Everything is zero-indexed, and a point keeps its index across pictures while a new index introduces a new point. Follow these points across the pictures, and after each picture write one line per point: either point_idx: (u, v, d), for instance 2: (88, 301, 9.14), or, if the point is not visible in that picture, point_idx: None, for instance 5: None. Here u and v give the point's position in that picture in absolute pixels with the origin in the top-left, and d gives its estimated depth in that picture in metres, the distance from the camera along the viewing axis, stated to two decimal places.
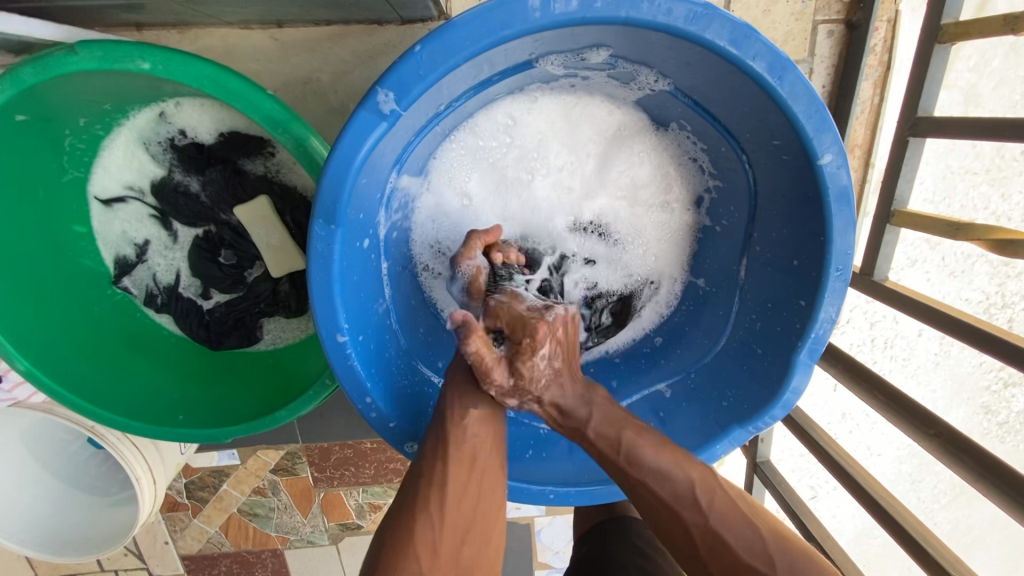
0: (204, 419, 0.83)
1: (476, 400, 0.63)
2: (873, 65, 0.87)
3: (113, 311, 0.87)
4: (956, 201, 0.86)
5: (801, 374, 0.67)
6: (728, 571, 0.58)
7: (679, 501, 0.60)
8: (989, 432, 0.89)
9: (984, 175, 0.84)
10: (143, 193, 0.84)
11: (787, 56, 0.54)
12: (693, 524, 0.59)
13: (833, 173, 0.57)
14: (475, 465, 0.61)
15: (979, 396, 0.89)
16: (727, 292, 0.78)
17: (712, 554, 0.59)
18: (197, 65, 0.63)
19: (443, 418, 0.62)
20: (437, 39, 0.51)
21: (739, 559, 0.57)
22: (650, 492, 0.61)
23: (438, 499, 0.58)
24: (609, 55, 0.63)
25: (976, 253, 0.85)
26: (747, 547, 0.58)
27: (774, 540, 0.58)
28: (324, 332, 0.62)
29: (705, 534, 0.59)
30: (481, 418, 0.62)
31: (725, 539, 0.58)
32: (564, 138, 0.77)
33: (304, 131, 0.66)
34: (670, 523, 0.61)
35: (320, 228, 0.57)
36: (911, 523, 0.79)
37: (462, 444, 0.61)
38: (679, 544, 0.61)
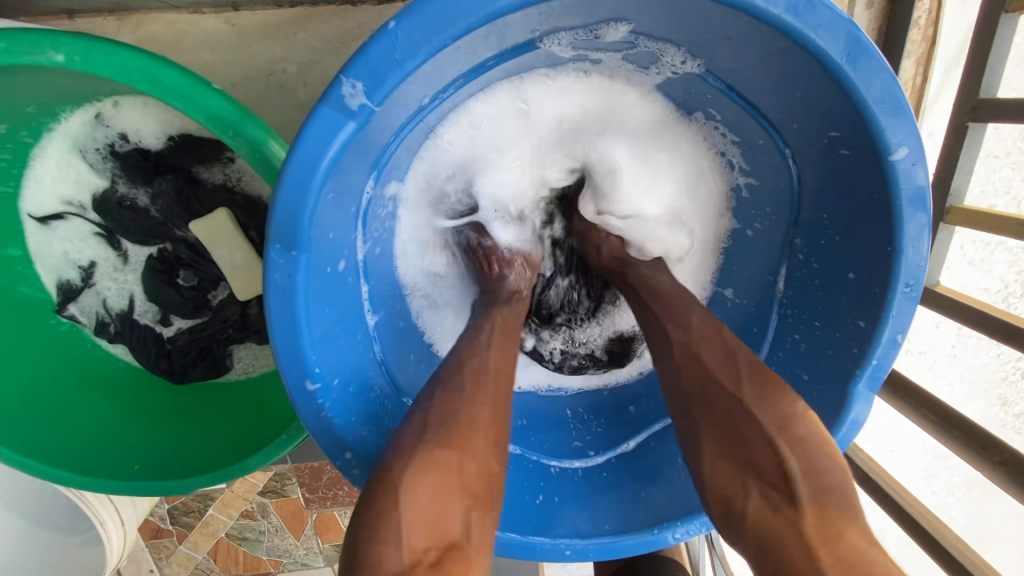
0: (164, 468, 0.72)
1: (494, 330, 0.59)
2: (916, 41, 0.76)
3: (57, 345, 0.76)
4: (974, 185, 0.72)
5: (862, 404, 0.56)
6: (697, 380, 0.52)
7: (666, 334, 0.57)
8: (1007, 424, 0.70)
9: (1005, 158, 0.70)
10: (84, 208, 0.73)
11: (855, 23, 0.43)
12: (678, 340, 0.56)
13: (907, 170, 0.47)
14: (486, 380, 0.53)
15: (996, 386, 0.71)
16: (762, 306, 0.68)
17: (697, 389, 0.52)
18: (122, 55, 0.51)
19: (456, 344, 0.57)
20: (414, 12, 0.40)
21: (710, 370, 0.52)
22: (648, 301, 0.61)
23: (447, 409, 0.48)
24: (628, 31, 0.52)
25: (995, 239, 0.71)
26: (718, 361, 0.52)
27: (748, 364, 0.51)
28: (291, 378, 0.51)
29: (685, 354, 0.54)
30: (500, 349, 0.56)
31: (705, 361, 0.53)
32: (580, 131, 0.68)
33: (261, 133, 0.54)
34: (661, 340, 0.58)
35: (278, 255, 0.46)
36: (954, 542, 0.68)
37: (470, 370, 0.53)
38: (664, 356, 0.57)
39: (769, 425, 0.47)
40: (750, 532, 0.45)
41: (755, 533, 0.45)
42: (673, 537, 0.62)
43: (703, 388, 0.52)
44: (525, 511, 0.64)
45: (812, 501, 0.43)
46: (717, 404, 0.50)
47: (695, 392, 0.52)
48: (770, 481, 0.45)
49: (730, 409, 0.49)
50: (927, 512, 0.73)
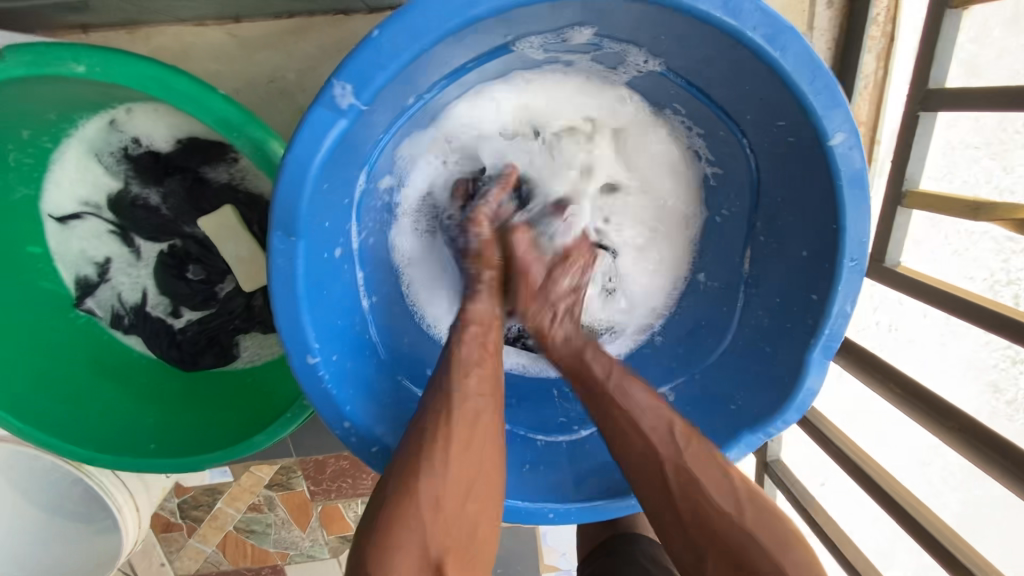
0: (179, 448, 0.77)
1: (478, 363, 0.59)
2: (876, 37, 0.81)
3: (76, 335, 0.82)
4: (958, 177, 0.74)
5: (815, 372, 0.61)
6: (696, 510, 0.54)
7: (645, 456, 0.57)
8: (997, 411, 0.72)
9: (985, 149, 0.72)
10: (100, 208, 0.78)
11: (791, 26, 0.48)
12: (666, 458, 0.56)
13: (845, 154, 0.52)
14: (478, 422, 0.55)
15: (987, 372, 0.73)
16: (730, 286, 0.73)
17: (697, 519, 0.53)
18: (137, 65, 0.57)
19: (446, 372, 0.58)
20: (396, 22, 0.46)
21: (712, 501, 0.54)
22: (630, 422, 0.59)
23: (442, 455, 0.52)
24: (592, 35, 0.57)
25: (978, 229, 0.72)
26: (719, 492, 0.54)
27: (743, 488, 0.54)
28: (293, 353, 0.56)
29: (679, 469, 0.56)
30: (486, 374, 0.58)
31: (697, 477, 0.55)
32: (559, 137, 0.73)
33: (263, 134, 0.60)
34: (644, 459, 0.57)
35: (280, 241, 0.52)
36: (931, 520, 0.76)
37: (443, 438, 0.53)
38: (649, 481, 0.57)
39: (765, 539, 0.51)
40: None
41: None
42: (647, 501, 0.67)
43: (702, 518, 0.53)
44: (512, 479, 0.70)
45: None
46: (725, 536, 0.52)
47: (694, 520, 0.54)
48: None
49: (732, 533, 0.52)
50: (919, 505, 0.78)
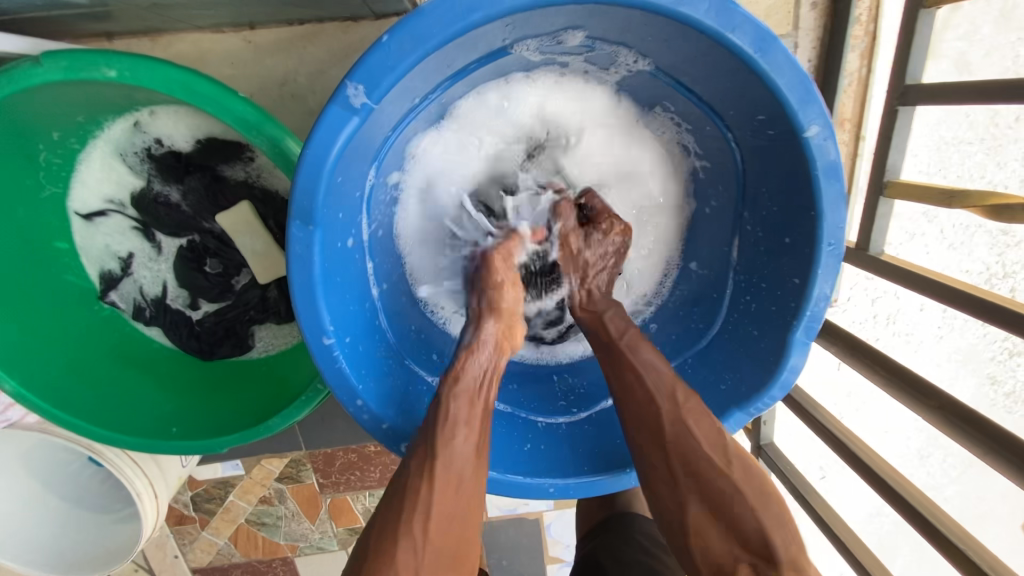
0: (200, 431, 0.81)
1: (466, 422, 0.61)
2: (859, 36, 0.85)
3: (100, 326, 0.86)
4: (952, 171, 0.82)
5: (799, 353, 0.65)
6: (685, 456, 0.59)
7: (646, 399, 0.63)
8: (996, 403, 0.81)
9: (978, 145, 0.80)
10: (124, 205, 0.83)
11: (768, 28, 0.53)
12: (665, 412, 0.61)
13: (819, 145, 0.56)
14: (459, 490, 0.57)
15: (984, 366, 0.82)
16: (720, 274, 0.77)
17: (686, 469, 0.58)
18: (164, 70, 0.61)
19: (433, 432, 0.60)
20: (404, 27, 0.50)
21: (699, 450, 0.58)
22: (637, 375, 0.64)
23: (422, 522, 0.54)
24: (585, 37, 0.62)
25: (973, 223, 0.79)
26: (709, 442, 0.59)
27: (730, 443, 0.59)
28: (310, 335, 0.60)
29: (673, 420, 0.60)
30: (474, 447, 0.60)
31: (693, 431, 0.60)
32: (558, 139, 0.78)
33: (279, 132, 0.64)
34: (646, 412, 0.62)
35: (298, 229, 0.56)
36: (915, 494, 0.76)
37: (423, 516, 0.54)
38: (645, 429, 0.62)
39: (742, 483, 0.56)
40: None
41: None
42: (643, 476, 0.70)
43: (692, 466, 0.58)
44: (514, 457, 0.74)
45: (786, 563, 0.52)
46: (711, 485, 0.56)
47: (687, 473, 0.58)
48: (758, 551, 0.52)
49: (715, 480, 0.56)
50: (902, 479, 0.78)
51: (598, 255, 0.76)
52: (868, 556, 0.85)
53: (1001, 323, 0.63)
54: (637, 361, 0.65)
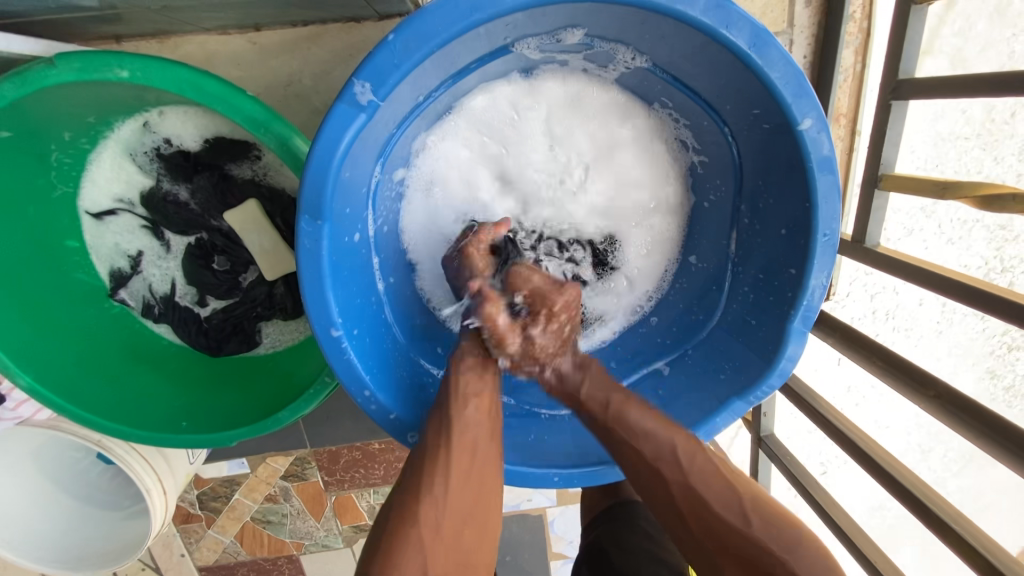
0: (209, 424, 0.83)
1: (477, 395, 0.64)
2: (853, 33, 0.87)
3: (110, 323, 0.88)
4: (949, 167, 0.90)
5: (796, 342, 0.66)
6: (706, 524, 0.58)
7: (653, 466, 0.62)
8: (997, 396, 0.98)
9: (976, 140, 0.89)
10: (133, 204, 0.85)
11: (764, 26, 0.54)
12: (673, 482, 0.60)
13: (814, 138, 0.57)
14: (476, 454, 0.61)
15: (984, 360, 0.97)
16: (718, 268, 0.78)
17: (710, 537, 0.58)
18: (175, 70, 0.63)
19: (446, 407, 0.63)
20: (409, 26, 0.51)
21: (717, 513, 0.58)
22: (635, 450, 0.63)
23: (442, 480, 0.58)
24: (584, 35, 0.63)
25: (971, 219, 0.92)
26: (724, 503, 0.58)
27: (749, 499, 0.59)
28: (318, 328, 0.62)
29: (683, 487, 0.60)
30: (488, 412, 0.64)
31: (705, 498, 0.59)
32: (565, 147, 0.79)
33: (287, 130, 0.66)
34: (654, 483, 0.62)
35: (307, 224, 0.57)
36: (909, 477, 0.75)
37: (444, 475, 0.58)
38: (661, 500, 0.61)
39: (766, 539, 0.56)
40: None
41: None
42: None
43: (715, 532, 0.58)
44: (518, 448, 0.75)
45: None
46: (738, 549, 0.57)
47: (711, 538, 0.58)
48: None
49: (740, 542, 0.57)
50: (894, 461, 0.78)
51: (548, 341, 0.66)
52: (867, 543, 0.86)
53: (992, 310, 0.65)
54: (623, 431, 0.63)
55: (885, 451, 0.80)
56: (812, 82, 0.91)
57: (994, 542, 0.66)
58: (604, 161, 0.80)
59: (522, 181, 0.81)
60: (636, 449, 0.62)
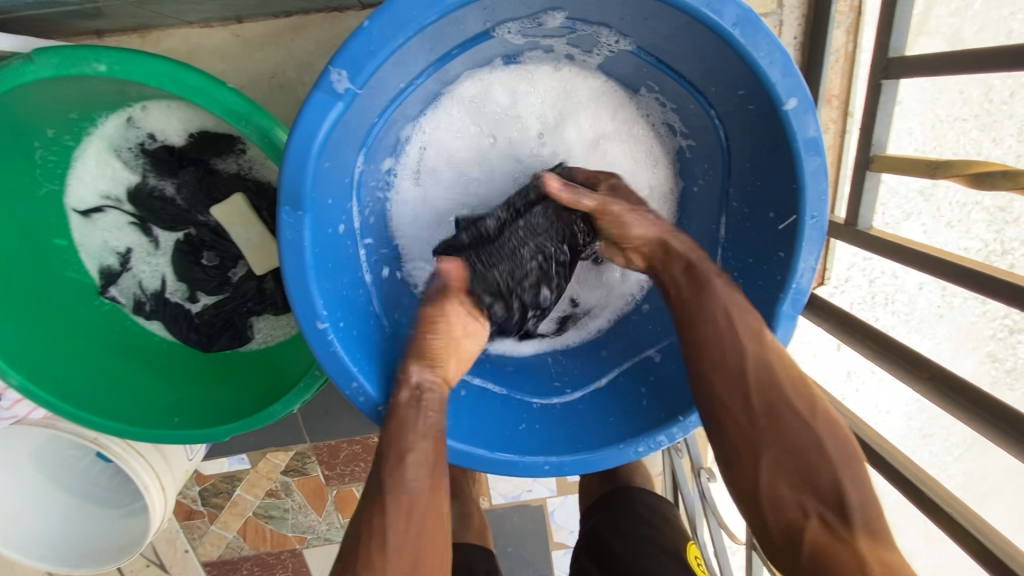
0: (201, 420, 0.83)
1: (415, 449, 0.61)
2: (845, 11, 0.86)
3: (102, 321, 0.88)
4: (948, 147, 0.89)
5: (786, 326, 0.66)
6: (770, 405, 0.58)
7: (725, 345, 0.62)
8: (998, 380, 0.90)
9: (973, 121, 0.87)
10: (120, 201, 0.85)
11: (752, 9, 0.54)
12: (752, 353, 0.61)
13: (799, 118, 0.57)
14: (416, 515, 0.58)
15: (985, 344, 0.91)
16: (709, 253, 0.78)
17: (769, 417, 0.58)
18: (152, 63, 0.62)
19: (380, 465, 0.60)
20: (385, 12, 0.51)
21: (787, 399, 0.58)
22: (722, 315, 0.63)
23: (380, 556, 0.55)
24: (565, 18, 0.62)
25: (971, 200, 0.90)
26: (795, 391, 0.59)
27: (817, 396, 0.59)
28: (303, 320, 0.61)
29: (758, 366, 0.60)
30: (426, 466, 0.60)
31: (778, 378, 0.59)
32: (556, 137, 0.78)
33: (268, 122, 0.65)
34: (729, 350, 0.62)
35: (287, 215, 0.57)
36: (900, 459, 0.74)
37: (383, 552, 0.56)
38: (727, 379, 0.61)
39: (825, 441, 0.56)
40: (807, 552, 0.53)
41: (816, 552, 0.53)
42: (634, 452, 0.72)
43: (777, 413, 0.58)
44: (510, 438, 0.74)
45: (861, 527, 0.52)
46: (795, 436, 0.57)
47: (767, 420, 0.58)
48: (832, 505, 0.53)
49: (798, 435, 0.57)
50: (889, 447, 0.76)
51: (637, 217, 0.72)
52: None
53: (986, 290, 0.63)
54: (710, 299, 0.64)
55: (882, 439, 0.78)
56: (802, 63, 0.90)
57: (987, 523, 0.65)
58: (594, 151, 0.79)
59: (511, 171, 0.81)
60: (726, 312, 0.63)
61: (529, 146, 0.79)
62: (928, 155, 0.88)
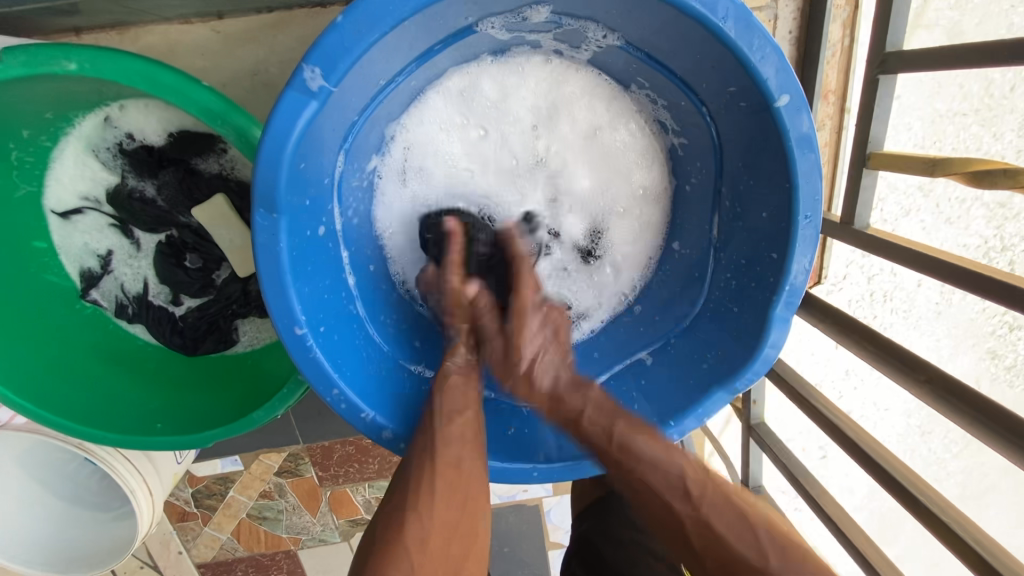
0: (184, 426, 0.81)
1: (460, 412, 0.66)
2: (840, 5, 0.84)
3: (82, 325, 0.86)
4: (948, 143, 0.88)
5: (779, 329, 0.64)
6: (720, 559, 0.57)
7: (665, 486, 0.61)
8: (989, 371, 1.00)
9: (973, 116, 0.86)
10: (99, 203, 0.83)
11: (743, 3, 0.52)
12: (686, 517, 0.59)
13: (791, 116, 0.55)
14: (462, 468, 0.62)
15: (985, 341, 0.99)
16: (701, 253, 0.76)
17: (722, 566, 0.57)
18: (124, 61, 0.60)
19: (429, 421, 0.65)
20: (359, 7, 0.49)
21: (731, 547, 0.56)
22: (640, 475, 0.62)
23: (429, 498, 0.59)
24: (550, 13, 0.61)
25: (971, 196, 0.90)
26: (737, 532, 0.57)
27: (765, 534, 0.56)
28: (281, 326, 0.59)
29: (695, 523, 0.59)
30: (470, 425, 0.66)
31: (718, 532, 0.57)
32: (548, 132, 0.77)
33: (245, 121, 0.63)
34: (661, 513, 0.61)
35: (262, 218, 0.55)
36: (896, 465, 0.72)
37: (431, 495, 0.60)
38: (669, 530, 0.61)
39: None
40: None
41: None
42: None
43: (727, 564, 0.56)
44: (497, 444, 0.73)
45: None
46: None
47: (722, 567, 0.57)
48: None
49: None
50: (886, 454, 0.73)
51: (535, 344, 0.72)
52: (864, 540, 0.81)
53: (988, 294, 0.61)
54: (626, 453, 0.63)
55: (879, 444, 0.76)
56: (798, 58, 0.88)
57: (981, 529, 0.64)
58: (584, 150, 0.78)
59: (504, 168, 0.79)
60: (644, 476, 0.62)
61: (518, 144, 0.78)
62: (928, 153, 0.86)
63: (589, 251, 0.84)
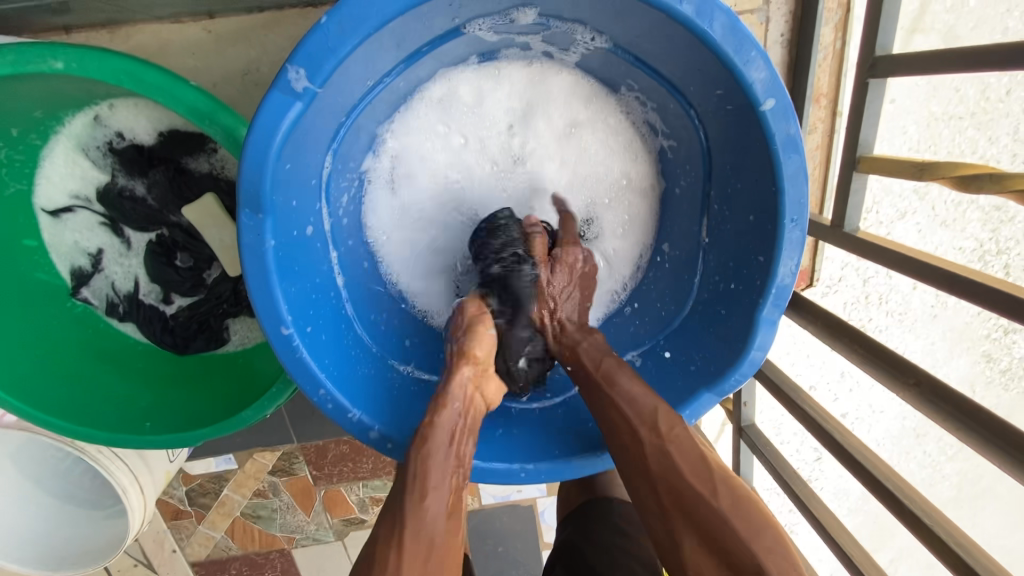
0: (173, 426, 0.81)
1: (440, 484, 0.56)
2: (832, 8, 0.84)
3: (73, 324, 0.86)
4: (943, 147, 0.87)
5: (766, 331, 0.64)
6: (674, 489, 0.57)
7: (636, 419, 0.62)
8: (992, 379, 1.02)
9: (969, 119, 0.86)
10: (90, 201, 0.83)
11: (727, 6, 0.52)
12: (649, 446, 0.60)
13: (777, 119, 0.55)
14: (433, 551, 0.53)
15: (981, 345, 1.00)
16: (690, 255, 0.76)
17: (676, 502, 0.57)
18: (111, 61, 0.60)
19: (399, 497, 0.56)
20: (343, 8, 0.49)
21: (689, 483, 0.56)
22: (617, 410, 0.63)
23: None
24: (537, 15, 0.61)
25: (966, 200, 0.91)
26: (693, 469, 0.57)
27: (721, 474, 0.57)
28: (267, 326, 0.59)
29: (659, 458, 0.59)
30: (449, 499, 0.56)
31: (679, 468, 0.58)
32: (524, 131, 0.77)
33: (233, 121, 0.63)
34: (627, 443, 0.61)
35: (248, 218, 0.55)
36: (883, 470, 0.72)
37: None
38: (630, 461, 0.61)
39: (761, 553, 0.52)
40: None
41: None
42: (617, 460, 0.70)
43: (680, 496, 0.56)
44: (485, 444, 0.73)
45: None
46: (702, 518, 0.55)
47: (674, 501, 0.57)
48: None
49: (704, 514, 0.55)
50: (872, 455, 0.74)
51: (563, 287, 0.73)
52: (849, 541, 0.81)
53: (973, 298, 0.60)
54: (606, 383, 0.65)
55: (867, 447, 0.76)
56: (791, 61, 0.87)
57: (964, 532, 0.64)
58: (574, 151, 0.78)
59: (486, 175, 0.79)
60: (619, 408, 0.63)
61: (506, 142, 0.77)
62: (920, 158, 0.85)
63: (579, 237, 0.82)
